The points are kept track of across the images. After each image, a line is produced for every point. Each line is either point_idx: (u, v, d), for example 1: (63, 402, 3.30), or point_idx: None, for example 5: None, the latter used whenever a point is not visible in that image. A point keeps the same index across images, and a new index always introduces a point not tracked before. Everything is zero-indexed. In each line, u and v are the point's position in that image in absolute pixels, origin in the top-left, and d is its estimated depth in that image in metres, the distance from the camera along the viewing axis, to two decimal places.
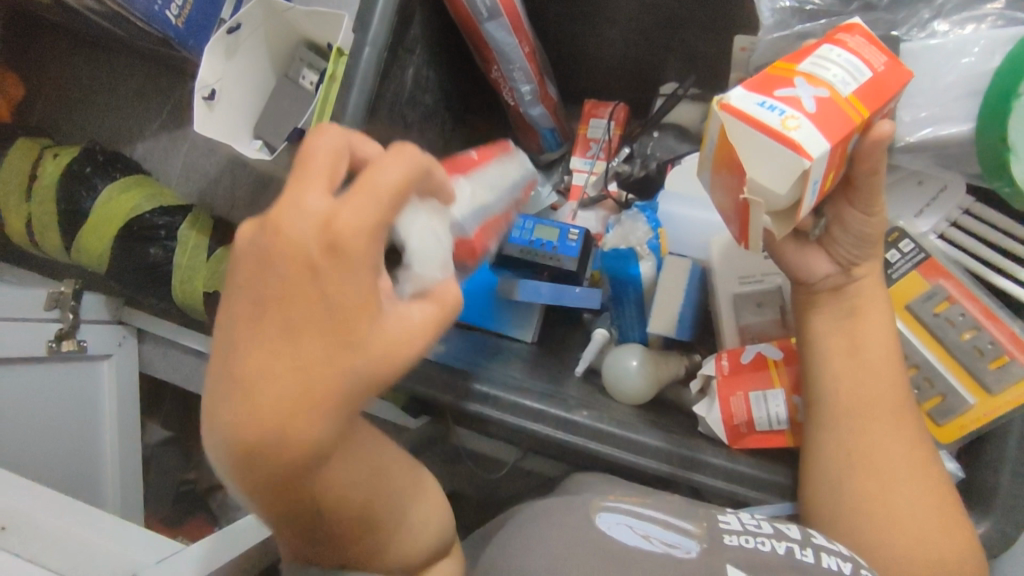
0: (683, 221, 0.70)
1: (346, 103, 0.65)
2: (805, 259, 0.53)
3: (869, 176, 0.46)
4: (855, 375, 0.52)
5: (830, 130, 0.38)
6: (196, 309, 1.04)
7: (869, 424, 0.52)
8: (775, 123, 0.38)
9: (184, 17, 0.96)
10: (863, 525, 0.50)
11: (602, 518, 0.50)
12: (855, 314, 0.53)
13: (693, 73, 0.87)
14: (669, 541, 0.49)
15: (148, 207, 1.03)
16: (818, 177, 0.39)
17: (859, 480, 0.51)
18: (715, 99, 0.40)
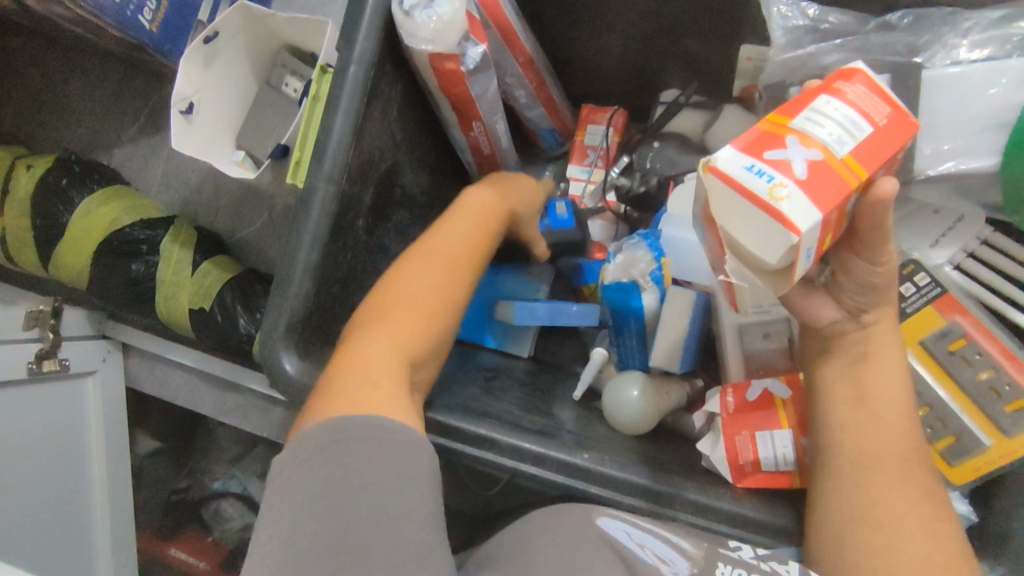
0: (686, 245, 0.66)
1: (331, 127, 0.61)
2: (812, 305, 0.50)
3: (872, 230, 0.43)
4: (861, 423, 0.51)
5: (821, 198, 0.35)
6: (180, 325, 1.00)
7: (875, 475, 0.49)
8: (763, 192, 0.35)
9: (158, 22, 0.91)
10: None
11: (601, 520, 0.50)
12: (864, 361, 0.51)
13: (696, 81, 0.84)
14: (662, 556, 0.48)
15: (128, 221, 0.99)
16: (808, 247, 0.36)
17: (866, 537, 0.48)
18: (701, 158, 0.37)
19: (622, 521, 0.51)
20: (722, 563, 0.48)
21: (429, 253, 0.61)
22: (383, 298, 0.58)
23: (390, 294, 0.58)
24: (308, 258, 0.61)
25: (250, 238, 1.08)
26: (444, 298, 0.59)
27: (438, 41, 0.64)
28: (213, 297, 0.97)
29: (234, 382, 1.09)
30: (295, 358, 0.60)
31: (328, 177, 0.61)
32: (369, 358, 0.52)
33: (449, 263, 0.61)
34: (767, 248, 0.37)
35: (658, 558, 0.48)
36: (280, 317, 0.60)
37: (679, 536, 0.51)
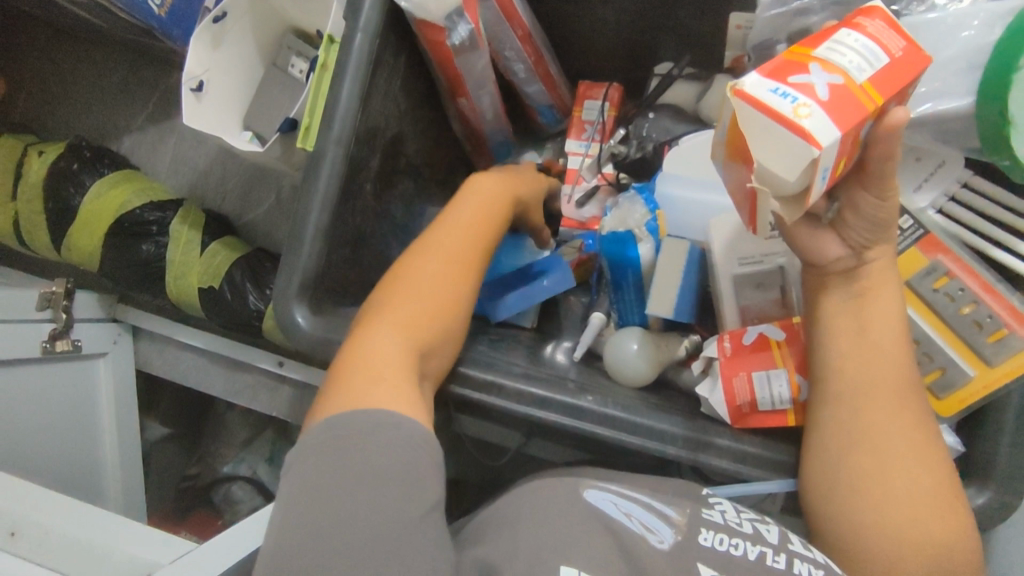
0: (680, 203, 0.69)
1: (339, 92, 0.64)
2: (817, 241, 0.53)
3: (881, 161, 0.46)
4: (858, 354, 0.53)
5: (841, 118, 0.39)
6: (190, 305, 1.02)
7: (869, 403, 0.52)
8: (787, 111, 0.38)
9: (167, 7, 0.94)
10: (857, 502, 0.51)
11: (589, 493, 0.53)
12: (862, 297, 0.53)
13: (688, 53, 0.87)
14: (648, 525, 0.51)
15: (139, 203, 1.01)
16: (827, 166, 0.39)
17: (853, 460, 0.51)
18: (728, 83, 0.40)
19: (605, 493, 0.53)
20: (704, 529, 0.50)
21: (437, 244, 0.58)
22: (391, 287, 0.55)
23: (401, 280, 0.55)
24: (319, 218, 0.64)
25: (257, 221, 1.11)
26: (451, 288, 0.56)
27: (427, 7, 0.65)
28: (222, 276, 1.00)
29: (243, 361, 1.11)
30: (307, 313, 0.63)
31: (338, 140, 0.64)
32: (374, 348, 0.50)
33: (465, 257, 0.58)
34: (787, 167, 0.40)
35: (644, 527, 0.50)
36: (294, 274, 0.63)
37: (663, 506, 0.53)
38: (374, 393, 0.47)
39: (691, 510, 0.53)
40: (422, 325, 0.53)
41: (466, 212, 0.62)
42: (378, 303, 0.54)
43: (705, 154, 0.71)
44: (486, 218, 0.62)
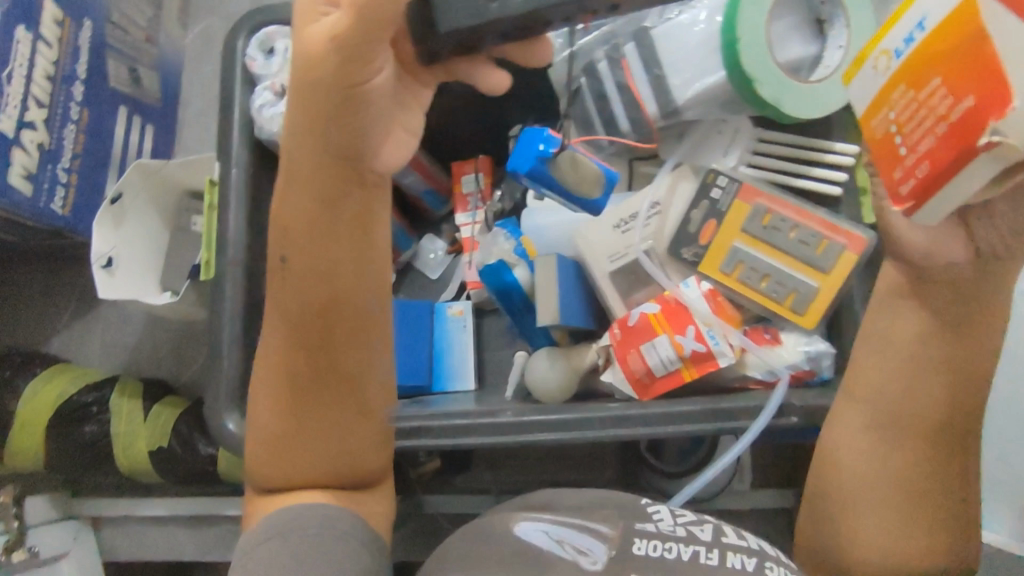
0: (546, 228, 0.78)
1: (227, 221, 0.73)
2: (935, 240, 0.43)
3: None
4: (927, 361, 0.49)
5: None
6: (143, 473, 1.03)
7: (921, 409, 0.49)
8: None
9: (70, 205, 1.04)
10: (864, 477, 0.52)
11: (520, 527, 0.55)
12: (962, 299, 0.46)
13: (531, 114, 1.00)
14: (580, 548, 0.53)
15: (74, 389, 1.04)
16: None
17: (845, 460, 0.53)
18: None
19: (537, 526, 0.55)
20: (638, 539, 0.53)
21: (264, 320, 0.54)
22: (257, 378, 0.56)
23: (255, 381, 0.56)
24: (233, 331, 0.69)
25: (196, 376, 1.15)
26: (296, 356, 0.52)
27: None
28: (169, 433, 1.01)
29: (208, 517, 1.09)
30: (238, 418, 0.67)
31: (235, 261, 0.72)
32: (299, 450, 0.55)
33: (351, 322, 0.52)
34: (987, 122, 0.33)
35: (577, 551, 0.53)
36: (220, 385, 0.68)
37: (596, 526, 0.55)
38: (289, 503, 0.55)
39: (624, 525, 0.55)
40: (283, 425, 0.54)
41: (287, 206, 0.49)
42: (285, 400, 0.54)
43: None
44: (310, 223, 0.48)
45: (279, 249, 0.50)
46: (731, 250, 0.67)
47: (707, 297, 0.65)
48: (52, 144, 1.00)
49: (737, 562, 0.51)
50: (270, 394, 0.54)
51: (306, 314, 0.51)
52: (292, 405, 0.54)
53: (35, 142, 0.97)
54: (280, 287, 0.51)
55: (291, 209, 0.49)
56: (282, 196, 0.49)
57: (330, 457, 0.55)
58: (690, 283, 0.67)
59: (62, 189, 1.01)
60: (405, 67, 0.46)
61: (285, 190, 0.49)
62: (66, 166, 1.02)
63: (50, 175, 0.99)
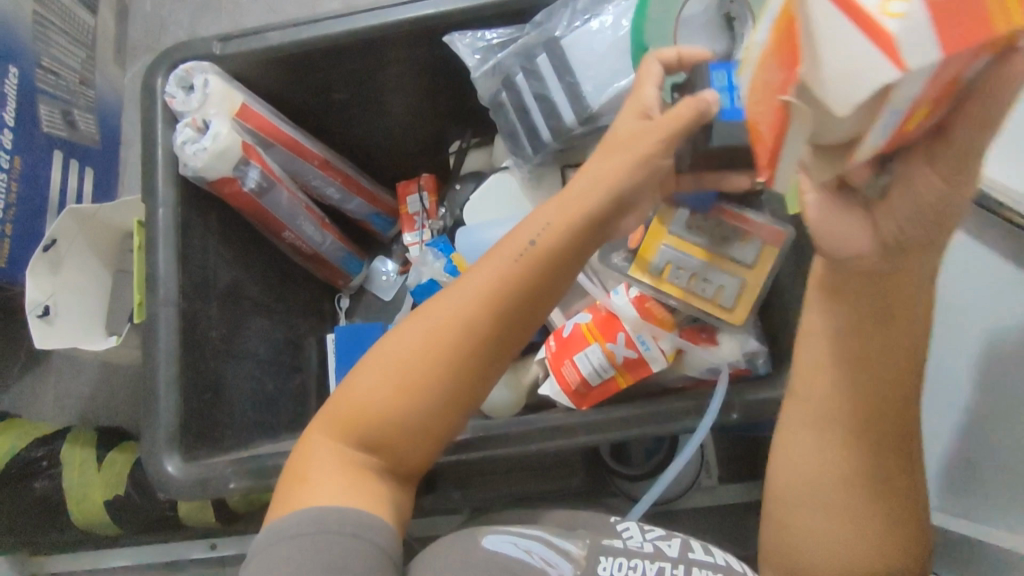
0: (478, 244, 0.77)
1: (156, 262, 0.71)
2: (846, 227, 0.43)
3: (975, 132, 0.34)
4: (855, 368, 0.48)
5: (953, 21, 0.26)
6: (101, 525, 1.00)
7: (841, 417, 0.49)
8: (872, 5, 0.27)
9: (6, 256, 1.01)
10: (795, 487, 0.51)
11: (487, 540, 0.54)
12: (897, 294, 0.46)
13: (469, 129, 1.00)
14: (548, 560, 0.53)
15: (23, 445, 1.01)
16: (898, 104, 0.29)
17: (800, 480, 0.51)
18: None
19: (505, 536, 0.55)
20: (602, 558, 0.55)
21: (443, 290, 0.53)
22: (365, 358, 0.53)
23: (370, 359, 0.52)
24: (168, 373, 0.68)
25: None
26: (438, 372, 0.50)
27: (211, 168, 0.74)
28: (125, 481, 0.98)
29: (175, 563, 1.06)
30: (179, 461, 0.66)
31: (167, 301, 0.70)
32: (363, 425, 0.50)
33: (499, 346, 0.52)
34: (833, 98, 0.30)
35: (544, 562, 0.53)
36: (158, 429, 0.66)
37: (562, 542, 0.56)
38: (327, 486, 0.47)
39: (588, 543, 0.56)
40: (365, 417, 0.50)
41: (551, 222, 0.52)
42: (412, 387, 0.50)
43: (493, 197, 0.81)
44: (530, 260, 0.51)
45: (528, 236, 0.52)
46: (660, 250, 0.63)
47: (634, 304, 0.65)
48: None
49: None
50: (397, 363, 0.50)
51: (494, 316, 0.51)
52: (416, 395, 0.50)
53: None
54: (483, 275, 0.51)
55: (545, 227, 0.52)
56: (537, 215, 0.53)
57: (405, 451, 0.51)
58: (620, 290, 0.66)
59: None
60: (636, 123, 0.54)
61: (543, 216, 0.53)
62: None
63: None
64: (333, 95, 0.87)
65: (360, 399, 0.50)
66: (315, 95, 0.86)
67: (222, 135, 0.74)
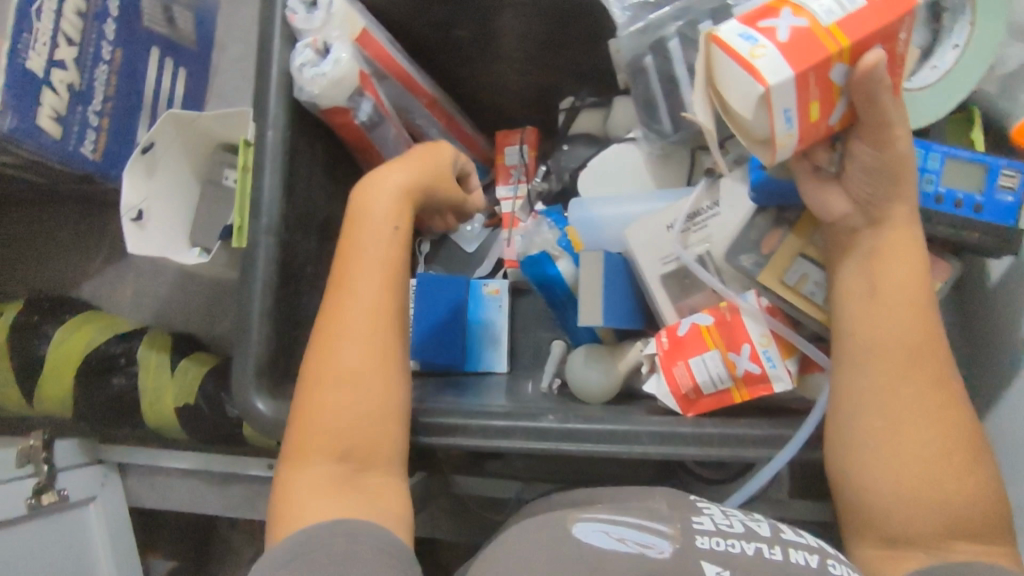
0: (593, 223, 0.73)
1: (261, 187, 0.68)
2: (824, 196, 0.52)
3: (869, 108, 0.45)
4: (874, 315, 0.52)
5: (796, 60, 0.42)
6: (170, 427, 1.03)
7: (878, 369, 0.51)
8: (744, 51, 0.42)
9: (101, 150, 1.00)
10: (870, 453, 0.51)
11: (578, 528, 0.50)
12: (874, 256, 0.52)
13: (586, 86, 0.93)
14: (644, 543, 0.49)
15: (103, 338, 1.03)
16: (783, 105, 0.42)
17: (876, 448, 0.51)
18: (706, 30, 0.44)
19: (595, 523, 0.51)
20: (699, 534, 0.49)
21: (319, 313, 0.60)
22: (306, 398, 0.57)
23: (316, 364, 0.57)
24: (262, 306, 0.65)
25: (226, 333, 1.13)
26: (383, 364, 0.57)
27: (327, 95, 0.69)
28: (196, 391, 1.00)
29: (233, 473, 1.09)
30: (267, 398, 0.64)
31: (268, 230, 0.67)
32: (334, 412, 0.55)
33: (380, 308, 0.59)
34: (743, 106, 0.43)
35: (641, 545, 0.49)
36: (249, 361, 0.64)
37: (653, 523, 0.51)
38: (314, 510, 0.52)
39: (682, 523, 0.51)
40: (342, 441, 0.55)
41: (373, 228, 0.60)
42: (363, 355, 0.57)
43: (611, 169, 0.75)
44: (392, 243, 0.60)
45: (391, 229, 0.61)
46: (795, 260, 0.60)
47: (764, 313, 0.59)
48: (82, 85, 0.95)
49: (799, 559, 0.48)
50: (340, 346, 0.57)
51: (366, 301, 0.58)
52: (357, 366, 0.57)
53: (66, 82, 0.93)
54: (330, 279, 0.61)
55: (374, 230, 0.60)
56: (368, 198, 0.62)
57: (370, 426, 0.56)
58: (749, 296, 0.60)
59: (92, 133, 0.98)
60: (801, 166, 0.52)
61: (370, 193, 0.62)
62: (97, 109, 0.98)
63: (80, 117, 0.95)
64: (456, 31, 0.81)
65: (325, 430, 0.55)
66: (438, 28, 0.81)
67: (343, 61, 0.70)
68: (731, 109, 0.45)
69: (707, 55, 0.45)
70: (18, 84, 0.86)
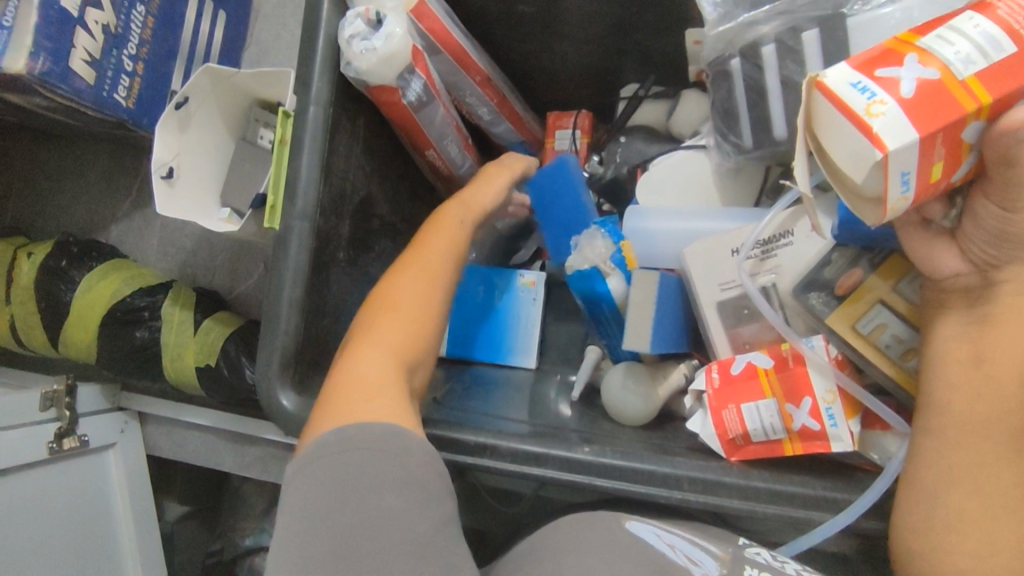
0: (645, 234, 0.69)
1: (298, 168, 0.63)
2: (930, 253, 0.46)
3: (1004, 167, 0.39)
4: (975, 385, 0.45)
5: (921, 120, 0.36)
6: (189, 385, 1.02)
7: (976, 446, 0.45)
8: (859, 107, 0.36)
9: (134, 97, 0.96)
10: (950, 537, 0.45)
11: (630, 524, 0.52)
12: (986, 320, 0.45)
13: (653, 73, 0.85)
14: (691, 558, 0.49)
15: (129, 290, 1.02)
16: (902, 169, 0.37)
17: (965, 535, 0.45)
18: (810, 74, 0.38)
19: (649, 526, 0.52)
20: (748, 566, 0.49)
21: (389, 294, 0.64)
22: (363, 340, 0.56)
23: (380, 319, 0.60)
24: (292, 295, 0.62)
25: (249, 293, 1.11)
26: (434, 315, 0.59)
27: (376, 72, 0.64)
28: (218, 352, 0.99)
29: (249, 434, 1.09)
30: (292, 393, 0.61)
31: (303, 215, 0.63)
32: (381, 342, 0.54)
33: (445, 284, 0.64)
34: (853, 167, 0.38)
35: (688, 560, 0.49)
36: (274, 352, 0.61)
37: (704, 543, 0.53)
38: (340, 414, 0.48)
39: (733, 549, 0.52)
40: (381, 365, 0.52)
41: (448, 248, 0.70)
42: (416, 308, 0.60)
43: (671, 179, 0.72)
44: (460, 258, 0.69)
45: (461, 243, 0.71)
46: (872, 307, 0.55)
47: (833, 365, 0.54)
48: (118, 27, 0.90)
49: None
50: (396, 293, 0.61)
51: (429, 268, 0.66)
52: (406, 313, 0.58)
53: (100, 24, 0.88)
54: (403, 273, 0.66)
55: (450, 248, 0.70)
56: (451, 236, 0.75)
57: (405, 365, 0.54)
58: (815, 342, 0.55)
59: (126, 78, 0.93)
60: (902, 223, 0.47)
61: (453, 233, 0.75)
62: (132, 53, 0.94)
63: (114, 61, 0.91)
64: (518, 6, 0.75)
65: (369, 360, 0.53)
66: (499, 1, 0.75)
67: (396, 35, 0.64)
68: (835, 162, 0.39)
69: (809, 104, 0.39)
70: (51, 28, 0.81)
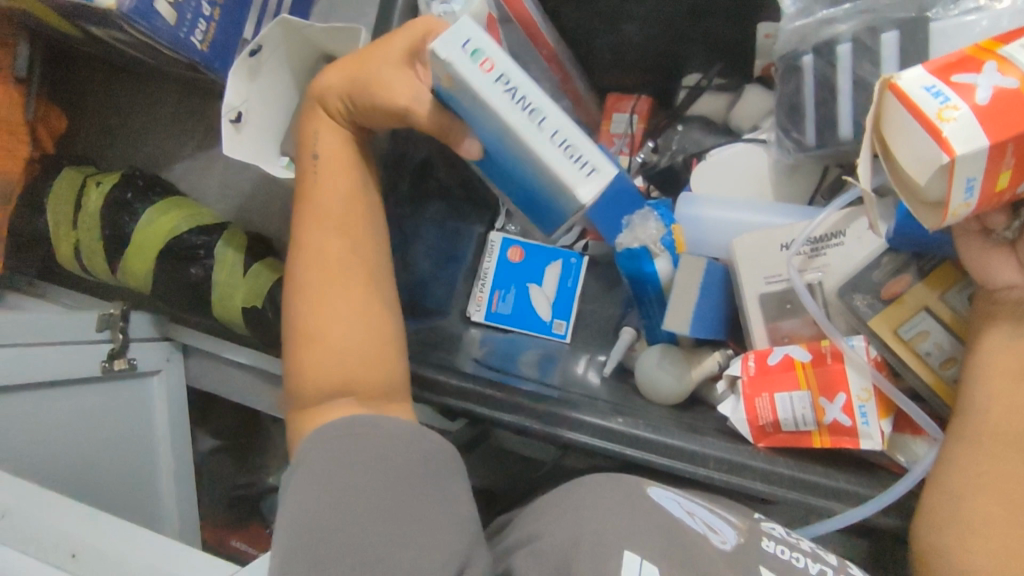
0: (697, 222, 0.70)
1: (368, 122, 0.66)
2: (986, 261, 0.47)
3: None
4: (1016, 397, 0.46)
5: (993, 127, 0.36)
6: (236, 324, 1.06)
7: (1010, 457, 0.46)
8: (931, 111, 0.37)
9: (209, 41, 0.99)
10: (971, 542, 0.46)
11: (653, 491, 0.52)
12: None
13: (718, 62, 0.85)
14: (711, 526, 0.51)
15: (187, 228, 1.06)
16: (968, 176, 0.37)
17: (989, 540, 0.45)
18: (884, 75, 0.39)
19: (669, 493, 0.53)
20: (767, 538, 0.51)
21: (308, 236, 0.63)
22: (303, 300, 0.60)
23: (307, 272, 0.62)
24: None
25: None
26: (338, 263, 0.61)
27: None
28: (264, 295, 1.03)
29: None
30: None
31: None
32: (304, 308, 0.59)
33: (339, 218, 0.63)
34: (919, 170, 0.39)
35: (707, 528, 0.50)
36: None
37: (724, 513, 0.54)
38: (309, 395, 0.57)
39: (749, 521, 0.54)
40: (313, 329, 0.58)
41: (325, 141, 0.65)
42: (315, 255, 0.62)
43: (726, 170, 0.73)
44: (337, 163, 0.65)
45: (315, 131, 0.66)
46: (917, 313, 0.55)
47: (871, 366, 0.55)
48: None
49: None
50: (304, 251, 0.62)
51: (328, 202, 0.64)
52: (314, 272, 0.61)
53: None
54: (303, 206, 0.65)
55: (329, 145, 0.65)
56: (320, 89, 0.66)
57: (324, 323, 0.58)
58: (855, 341, 0.56)
59: (204, 22, 0.96)
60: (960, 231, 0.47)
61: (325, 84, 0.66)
62: None
63: (194, 5, 0.94)
64: None
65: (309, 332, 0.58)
66: None
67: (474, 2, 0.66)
68: (900, 164, 0.40)
69: (880, 105, 0.40)
70: None
